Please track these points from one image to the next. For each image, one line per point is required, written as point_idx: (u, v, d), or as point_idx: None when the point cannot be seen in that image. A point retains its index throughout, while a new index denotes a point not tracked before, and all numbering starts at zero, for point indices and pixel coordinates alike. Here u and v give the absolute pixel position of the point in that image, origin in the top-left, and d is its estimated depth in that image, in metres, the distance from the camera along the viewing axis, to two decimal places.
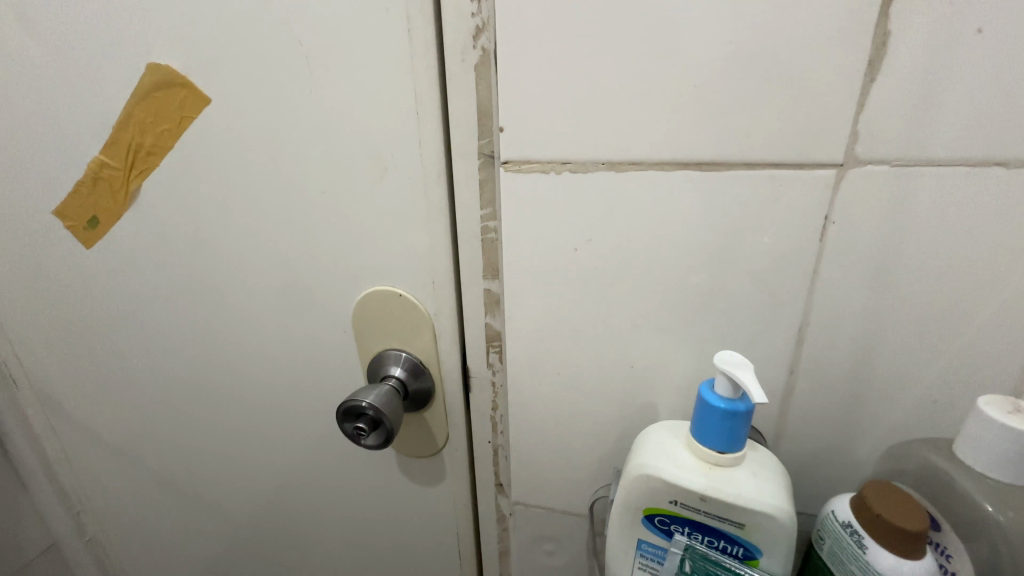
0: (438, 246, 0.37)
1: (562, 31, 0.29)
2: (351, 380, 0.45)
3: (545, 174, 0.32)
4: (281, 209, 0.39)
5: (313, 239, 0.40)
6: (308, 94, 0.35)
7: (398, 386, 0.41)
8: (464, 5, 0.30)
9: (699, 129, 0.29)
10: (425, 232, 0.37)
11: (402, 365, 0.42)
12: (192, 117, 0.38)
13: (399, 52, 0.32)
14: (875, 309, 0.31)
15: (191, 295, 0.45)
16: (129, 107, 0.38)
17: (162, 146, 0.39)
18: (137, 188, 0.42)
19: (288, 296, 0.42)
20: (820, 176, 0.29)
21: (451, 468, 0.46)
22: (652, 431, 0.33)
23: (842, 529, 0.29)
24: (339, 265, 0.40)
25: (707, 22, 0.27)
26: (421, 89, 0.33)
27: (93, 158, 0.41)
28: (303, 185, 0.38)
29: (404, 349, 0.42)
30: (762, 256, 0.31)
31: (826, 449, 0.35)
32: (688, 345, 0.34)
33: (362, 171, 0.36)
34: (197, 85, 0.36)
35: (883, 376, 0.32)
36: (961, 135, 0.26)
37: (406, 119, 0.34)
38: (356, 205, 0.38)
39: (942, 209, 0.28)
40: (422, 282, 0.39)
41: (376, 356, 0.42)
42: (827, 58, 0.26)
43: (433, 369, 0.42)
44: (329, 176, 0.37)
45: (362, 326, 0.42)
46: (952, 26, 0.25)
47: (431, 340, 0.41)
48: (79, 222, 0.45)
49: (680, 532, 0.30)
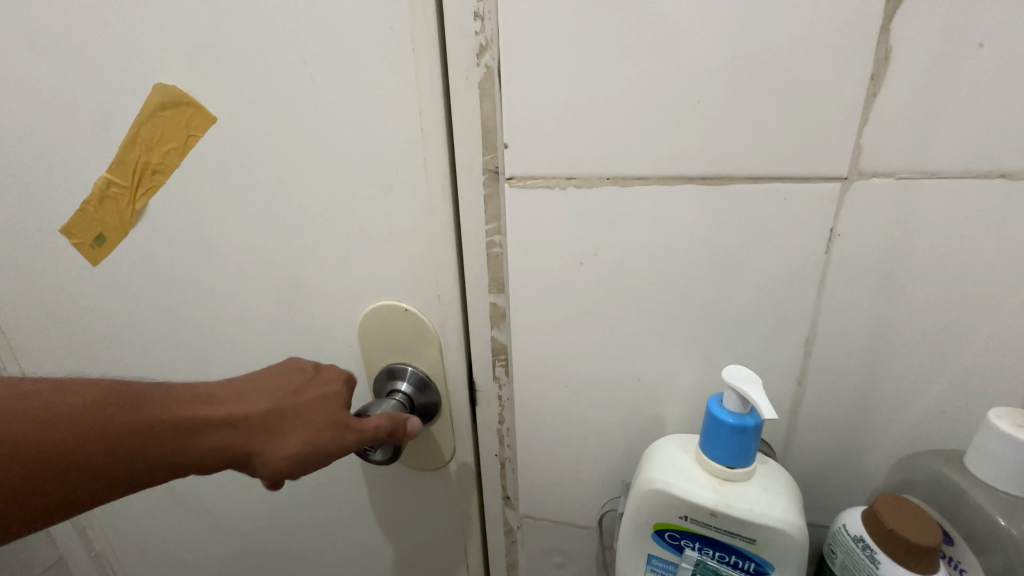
0: (443, 259, 0.38)
1: (566, 48, 0.29)
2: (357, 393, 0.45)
3: (550, 189, 0.33)
4: (287, 225, 0.39)
5: (319, 255, 0.40)
6: (314, 113, 0.35)
7: (405, 400, 0.42)
8: (467, 24, 0.31)
9: (702, 144, 0.29)
10: (431, 247, 0.37)
11: (409, 379, 0.42)
12: (198, 135, 0.38)
13: (403, 71, 0.33)
14: (882, 321, 0.31)
15: (197, 311, 0.45)
16: (137, 126, 0.39)
17: (169, 164, 0.40)
18: (143, 206, 0.42)
19: (294, 311, 0.43)
20: (825, 189, 0.29)
21: (457, 481, 0.46)
22: (660, 445, 0.33)
23: (854, 543, 0.29)
24: (345, 280, 0.40)
25: (709, 39, 0.27)
26: (426, 106, 0.33)
27: (98, 176, 0.42)
28: (310, 202, 0.38)
29: (409, 363, 0.42)
30: (767, 269, 0.31)
31: (836, 460, 0.35)
32: (694, 357, 0.34)
33: (367, 187, 0.37)
34: (204, 104, 0.37)
35: (891, 387, 0.32)
36: (966, 148, 0.27)
37: (410, 136, 0.34)
38: (361, 220, 0.38)
39: (947, 220, 0.28)
40: (427, 295, 0.39)
41: (382, 370, 0.43)
42: (828, 72, 0.27)
43: (440, 383, 0.42)
44: (335, 193, 0.37)
45: (368, 341, 0.42)
46: (952, 41, 0.25)
47: (437, 353, 0.41)
48: (86, 240, 0.45)
49: (690, 547, 0.30)
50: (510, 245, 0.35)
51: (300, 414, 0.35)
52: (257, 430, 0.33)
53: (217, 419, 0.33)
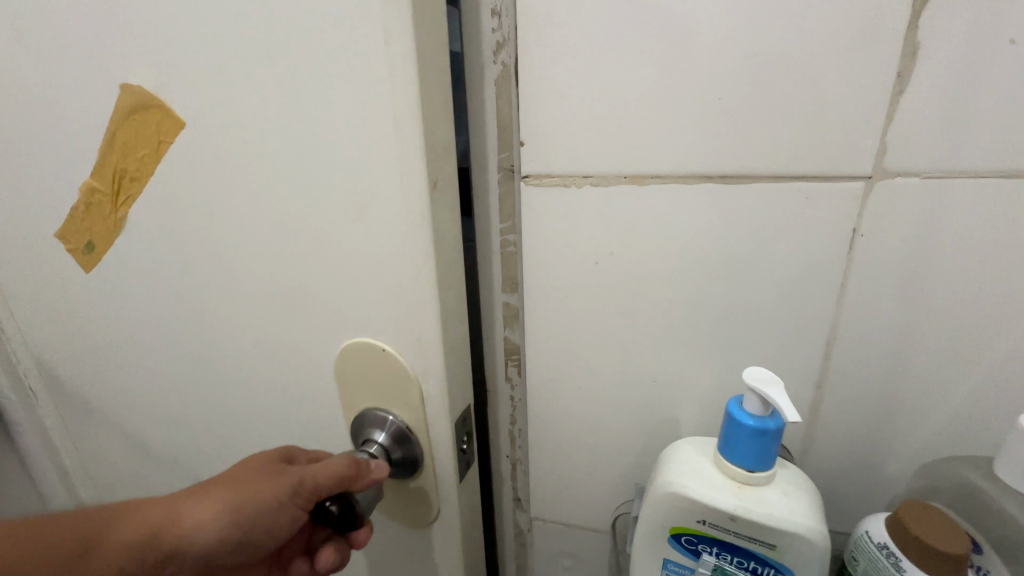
0: (424, 293, 0.32)
1: (585, 44, 0.29)
2: (336, 433, 0.40)
3: (566, 188, 0.32)
4: (261, 241, 0.35)
5: (294, 281, 0.36)
6: (286, 121, 0.30)
7: (380, 454, 0.37)
8: (485, 21, 0.31)
9: (722, 142, 0.29)
10: (409, 283, 0.32)
11: (387, 430, 0.37)
12: (169, 142, 0.35)
13: (378, 76, 0.27)
14: (906, 323, 0.30)
15: (179, 322, 0.42)
16: (113, 129, 0.36)
17: (144, 171, 0.37)
18: (125, 215, 0.39)
19: (270, 333, 0.38)
20: (849, 188, 0.28)
21: (439, 544, 0.40)
22: (677, 448, 0.32)
23: (878, 552, 0.28)
24: (320, 307, 0.36)
25: (729, 35, 0.27)
26: (400, 113, 0.28)
27: (83, 181, 0.40)
28: (280, 220, 0.33)
29: (391, 411, 0.37)
30: (786, 268, 0.31)
31: (856, 466, 0.34)
32: (710, 359, 0.34)
33: (340, 205, 0.32)
34: (170, 106, 0.33)
35: (914, 391, 0.31)
36: (995, 147, 0.26)
37: (384, 148, 0.29)
38: (336, 241, 0.33)
39: (976, 220, 0.27)
40: (407, 330, 0.34)
41: (360, 415, 0.38)
42: (852, 69, 0.26)
43: (422, 435, 0.37)
44: (307, 212, 0.33)
45: (347, 380, 0.37)
46: (983, 36, 0.24)
47: (420, 398, 0.36)
48: (77, 246, 0.43)
49: (707, 552, 0.30)
50: (526, 244, 0.34)
51: (227, 479, 0.32)
52: (175, 514, 0.31)
53: (123, 520, 0.31)
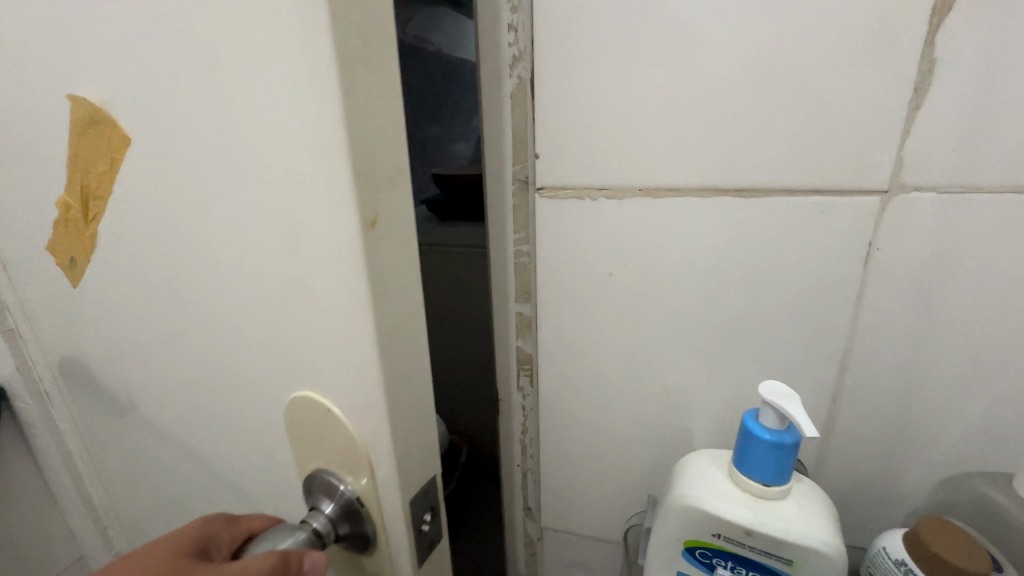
0: (367, 357, 0.22)
1: (601, 58, 0.29)
2: (289, 499, 0.31)
3: (581, 200, 0.32)
4: (194, 277, 0.27)
5: (230, 329, 0.27)
6: (205, 128, 0.23)
7: (323, 535, 0.27)
8: (502, 36, 0.31)
9: (737, 156, 0.29)
10: (347, 336, 0.23)
11: (336, 501, 0.27)
12: (119, 160, 0.27)
13: (294, 47, 0.18)
14: (922, 337, 0.30)
15: (121, 359, 0.36)
16: (72, 142, 0.29)
17: (103, 190, 0.29)
18: (94, 235, 0.32)
19: (211, 382, 0.30)
20: (865, 202, 0.28)
21: None
22: (692, 461, 0.32)
23: (896, 568, 0.28)
24: (260, 364, 0.27)
25: (745, 51, 0.27)
26: (315, 105, 0.18)
27: (57, 197, 0.32)
28: (211, 243, 0.25)
29: (344, 480, 0.27)
30: (802, 281, 0.31)
31: (872, 480, 0.34)
32: (724, 371, 0.34)
33: (267, 235, 0.23)
34: (111, 115, 0.26)
35: (931, 405, 0.31)
36: (1013, 163, 0.26)
37: (304, 155, 0.20)
38: (268, 281, 0.24)
39: (994, 235, 0.27)
40: (352, 401, 0.24)
41: (311, 476, 0.28)
42: (870, 85, 0.26)
43: (378, 518, 0.26)
44: (232, 241, 0.24)
45: (294, 433, 0.28)
46: (1001, 53, 0.24)
47: (370, 480, 0.26)
48: (64, 260, 0.35)
49: (722, 566, 0.29)
50: (539, 254, 0.35)
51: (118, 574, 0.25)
52: None
53: None
